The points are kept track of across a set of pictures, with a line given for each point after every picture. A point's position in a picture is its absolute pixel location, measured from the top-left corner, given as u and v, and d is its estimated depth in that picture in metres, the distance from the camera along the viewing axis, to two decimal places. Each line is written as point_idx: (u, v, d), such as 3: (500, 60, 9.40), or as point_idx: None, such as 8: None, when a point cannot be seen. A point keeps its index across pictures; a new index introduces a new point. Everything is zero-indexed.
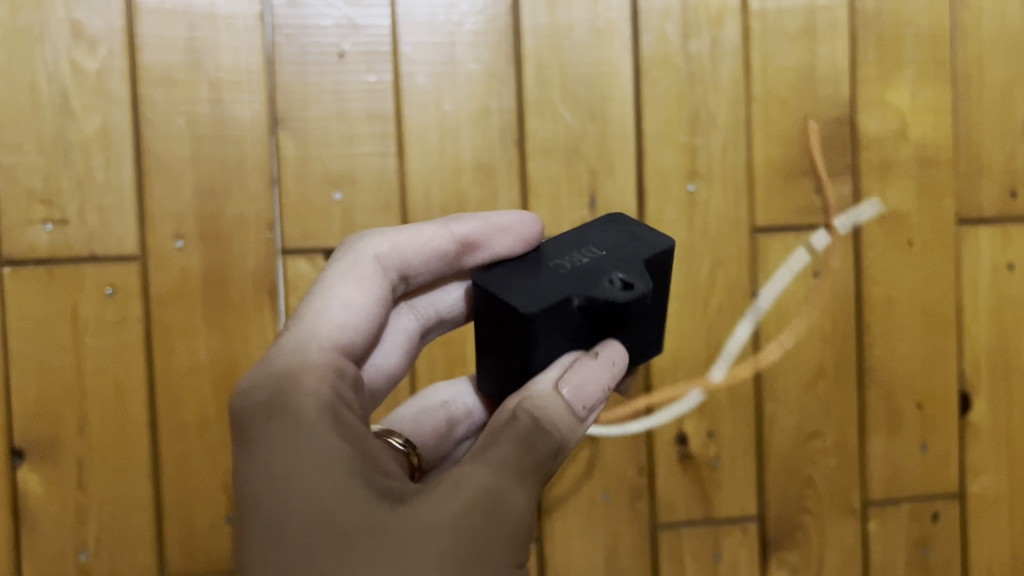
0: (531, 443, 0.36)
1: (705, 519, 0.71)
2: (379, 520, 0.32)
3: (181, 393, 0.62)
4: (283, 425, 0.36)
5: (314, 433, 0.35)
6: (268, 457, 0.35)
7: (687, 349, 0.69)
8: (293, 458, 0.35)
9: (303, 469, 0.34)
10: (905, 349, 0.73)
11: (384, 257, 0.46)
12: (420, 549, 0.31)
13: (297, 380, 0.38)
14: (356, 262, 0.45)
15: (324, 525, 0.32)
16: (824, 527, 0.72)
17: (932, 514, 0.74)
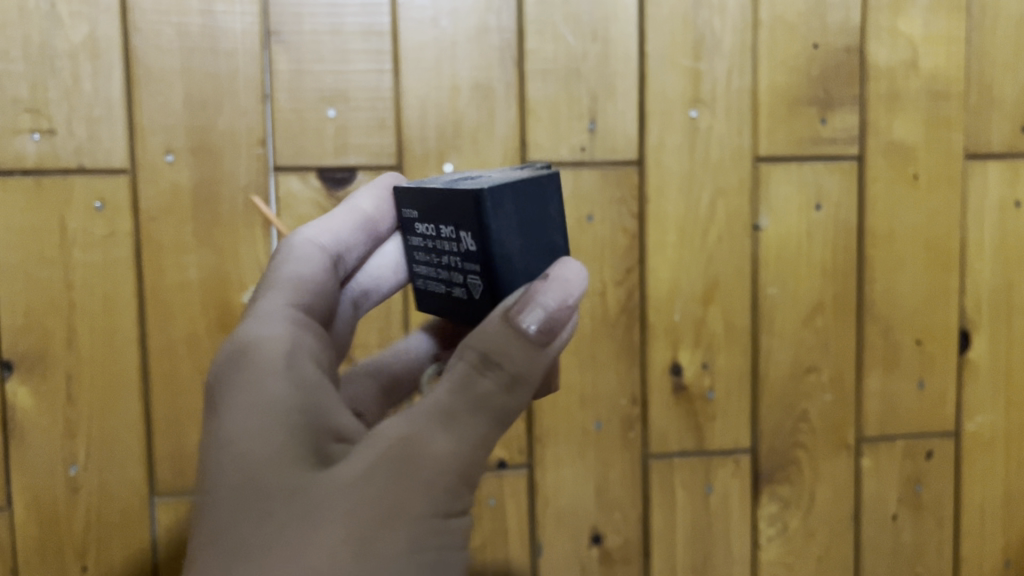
0: (490, 381, 0.36)
1: (697, 451, 0.70)
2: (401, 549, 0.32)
3: (171, 309, 0.62)
4: (421, 509, 0.33)
5: (431, 546, 0.33)
6: (386, 517, 0.32)
7: (685, 279, 0.68)
8: (401, 531, 0.32)
9: (396, 539, 0.32)
10: (905, 285, 0.72)
11: (496, 397, 0.36)
12: None
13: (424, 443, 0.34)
14: (417, 464, 0.34)
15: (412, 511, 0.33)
16: (817, 461, 0.72)
17: (926, 452, 0.74)
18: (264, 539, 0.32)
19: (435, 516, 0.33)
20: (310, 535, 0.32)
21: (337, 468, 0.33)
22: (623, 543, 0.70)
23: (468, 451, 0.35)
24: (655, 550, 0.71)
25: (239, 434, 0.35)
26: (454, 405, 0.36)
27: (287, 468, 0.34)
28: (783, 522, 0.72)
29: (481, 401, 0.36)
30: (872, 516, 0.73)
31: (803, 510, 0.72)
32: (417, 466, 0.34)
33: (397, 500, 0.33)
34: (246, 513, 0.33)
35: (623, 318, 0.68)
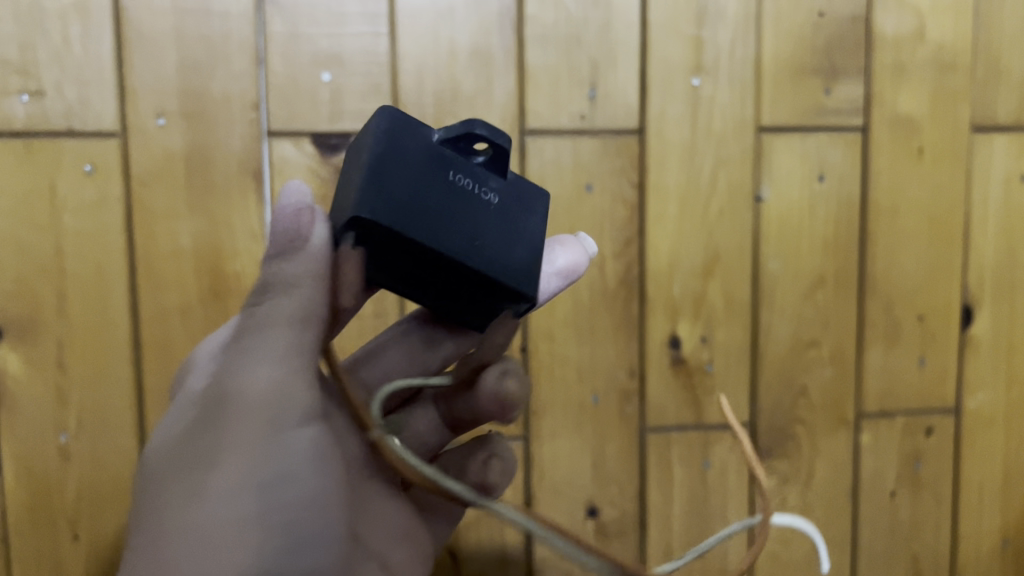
0: (266, 306, 0.42)
1: (694, 425, 0.70)
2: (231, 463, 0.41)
3: (164, 276, 0.61)
4: (240, 427, 0.41)
5: (261, 454, 0.41)
6: (212, 443, 0.41)
7: (685, 251, 0.67)
8: (227, 449, 0.41)
9: (229, 459, 0.41)
10: (908, 259, 0.71)
11: (293, 309, 0.42)
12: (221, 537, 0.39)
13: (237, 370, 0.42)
14: (233, 396, 0.42)
15: (232, 430, 0.41)
16: (816, 436, 0.71)
17: (926, 429, 0.73)
18: (143, 484, 0.43)
19: (261, 427, 0.42)
20: (163, 480, 0.41)
21: (184, 412, 0.44)
22: (619, 518, 0.70)
23: (280, 364, 0.42)
24: (651, 524, 0.70)
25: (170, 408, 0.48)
26: (261, 337, 0.42)
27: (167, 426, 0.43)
28: (781, 498, 0.71)
29: (273, 319, 0.42)
30: (869, 494, 0.73)
31: (801, 486, 0.72)
32: (237, 396, 0.42)
33: (221, 427, 0.42)
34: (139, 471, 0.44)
35: (621, 290, 0.67)
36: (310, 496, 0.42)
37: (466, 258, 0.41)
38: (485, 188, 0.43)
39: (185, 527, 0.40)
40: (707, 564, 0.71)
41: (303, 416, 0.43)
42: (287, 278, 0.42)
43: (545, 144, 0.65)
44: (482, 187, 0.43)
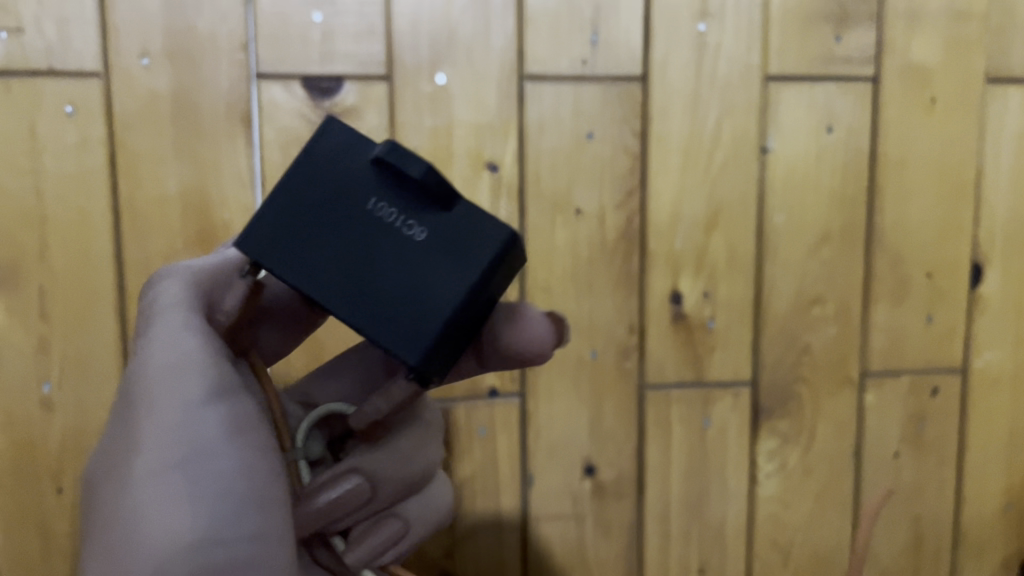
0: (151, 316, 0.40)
1: (695, 382, 0.68)
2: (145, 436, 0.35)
3: (149, 224, 0.59)
4: (134, 408, 0.36)
5: (169, 421, 0.35)
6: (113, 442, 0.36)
7: (687, 204, 0.65)
8: (128, 429, 0.35)
9: (146, 433, 0.35)
10: (917, 215, 0.69)
11: (176, 298, 0.41)
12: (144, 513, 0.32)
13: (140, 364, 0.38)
14: (125, 390, 0.37)
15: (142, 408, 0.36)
16: (819, 395, 0.70)
17: (932, 389, 0.72)
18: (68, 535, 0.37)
19: (173, 396, 0.36)
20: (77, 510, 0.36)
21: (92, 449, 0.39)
22: (616, 477, 0.68)
23: (169, 342, 0.38)
24: (649, 484, 0.68)
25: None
26: (141, 336, 0.39)
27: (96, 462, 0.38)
28: (782, 458, 0.70)
29: (162, 317, 0.40)
30: (873, 455, 0.71)
31: (803, 446, 0.70)
32: (129, 387, 0.37)
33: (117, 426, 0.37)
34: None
35: (622, 243, 0.65)
36: (239, 464, 0.35)
37: (311, 297, 0.36)
38: (412, 223, 0.37)
39: (104, 524, 0.33)
40: (706, 524, 0.70)
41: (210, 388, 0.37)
42: (171, 283, 0.42)
43: (545, 90, 0.62)
44: (406, 220, 0.37)
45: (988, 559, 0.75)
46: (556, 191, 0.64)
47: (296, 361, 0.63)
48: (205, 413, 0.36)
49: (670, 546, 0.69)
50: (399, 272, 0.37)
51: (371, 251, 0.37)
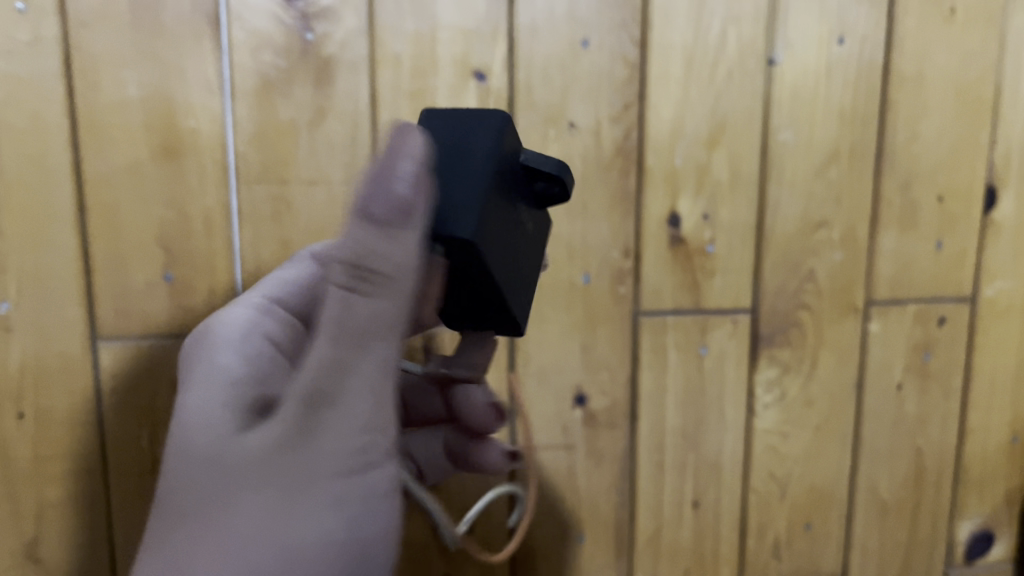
0: (351, 298, 0.35)
1: (692, 309, 0.65)
2: (309, 472, 0.36)
3: (110, 132, 0.55)
4: (327, 475, 0.36)
5: (331, 477, 0.36)
6: (300, 494, 0.36)
7: (689, 119, 0.61)
8: (304, 476, 0.36)
9: (319, 477, 0.36)
10: (931, 134, 0.65)
11: (380, 304, 0.36)
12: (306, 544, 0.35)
13: (309, 380, 0.35)
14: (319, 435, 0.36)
15: (314, 440, 0.36)
16: (821, 324, 0.66)
17: (939, 318, 0.68)
18: (189, 543, 0.36)
19: (345, 451, 0.36)
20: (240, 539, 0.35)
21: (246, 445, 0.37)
22: (608, 407, 0.65)
23: (370, 396, 0.36)
24: (643, 414, 0.66)
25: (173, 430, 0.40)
26: (336, 351, 0.36)
27: (201, 437, 0.38)
28: (781, 389, 0.67)
29: (361, 327, 0.36)
30: (876, 386, 0.69)
31: (804, 376, 0.67)
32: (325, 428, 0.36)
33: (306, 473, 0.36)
34: (177, 525, 0.37)
35: (618, 160, 0.61)
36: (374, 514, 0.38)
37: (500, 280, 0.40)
38: (519, 197, 0.43)
39: (252, 543, 0.35)
40: (701, 456, 0.67)
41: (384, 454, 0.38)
42: (395, 266, 0.35)
43: None
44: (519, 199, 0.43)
45: (989, 491, 0.73)
46: (549, 102, 0.59)
47: None
48: (376, 479, 0.37)
49: (664, 477, 0.67)
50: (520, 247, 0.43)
51: (513, 228, 0.42)
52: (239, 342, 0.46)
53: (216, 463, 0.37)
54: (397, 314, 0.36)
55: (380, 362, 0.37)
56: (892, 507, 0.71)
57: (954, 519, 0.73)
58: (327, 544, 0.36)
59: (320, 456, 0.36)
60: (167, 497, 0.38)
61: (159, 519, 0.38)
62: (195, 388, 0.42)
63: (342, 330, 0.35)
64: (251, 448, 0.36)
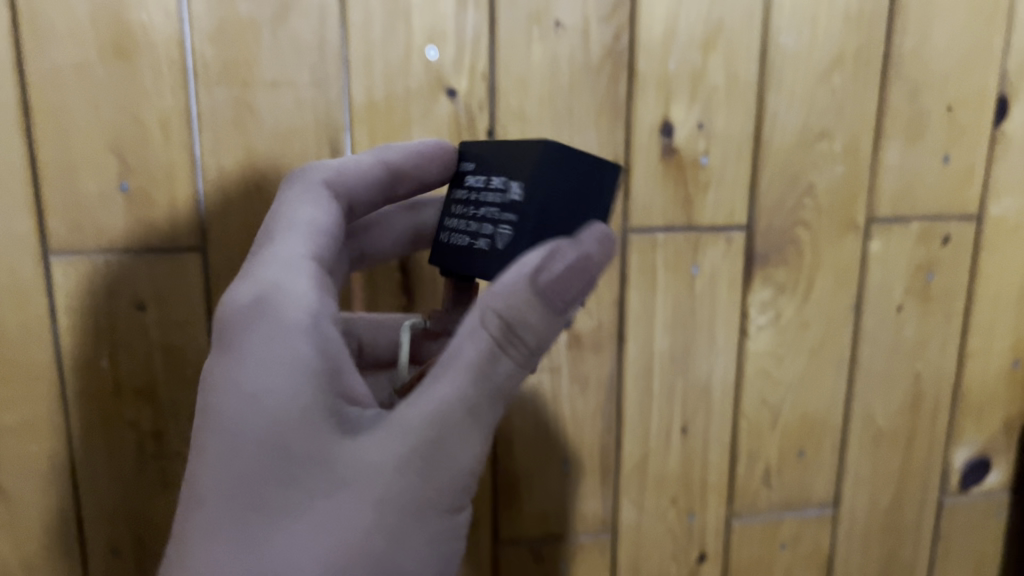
0: (496, 359, 0.38)
1: (684, 225, 0.61)
2: (424, 506, 0.36)
3: (53, 26, 0.51)
4: (435, 510, 0.37)
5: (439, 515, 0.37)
6: (405, 527, 0.36)
7: (684, 18, 0.57)
8: (415, 508, 0.36)
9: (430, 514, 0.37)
10: (942, 38, 0.61)
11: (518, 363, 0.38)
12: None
13: (443, 419, 0.37)
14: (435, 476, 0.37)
15: (434, 476, 0.36)
16: (819, 242, 0.63)
17: (943, 237, 0.65)
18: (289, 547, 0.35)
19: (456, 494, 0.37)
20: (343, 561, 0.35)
21: (355, 459, 0.36)
22: (595, 328, 0.62)
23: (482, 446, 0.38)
24: (631, 337, 0.63)
25: (250, 399, 0.37)
26: (473, 398, 0.37)
27: (303, 429, 0.37)
28: (776, 310, 0.64)
29: (495, 381, 0.38)
30: (874, 308, 0.65)
31: (799, 298, 0.64)
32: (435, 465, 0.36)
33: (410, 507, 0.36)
34: (258, 522, 0.36)
35: (607, 64, 0.57)
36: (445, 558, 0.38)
37: None
38: None
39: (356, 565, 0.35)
40: (691, 380, 0.64)
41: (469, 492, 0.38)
42: (541, 334, 0.38)
43: None
44: None
45: (988, 418, 0.70)
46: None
47: (233, 193, 0.56)
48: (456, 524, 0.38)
49: (651, 403, 0.64)
50: None
51: None
52: (307, 291, 0.41)
53: (322, 469, 0.36)
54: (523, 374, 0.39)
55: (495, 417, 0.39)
56: (888, 434, 0.69)
57: (951, 447, 0.70)
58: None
59: (434, 493, 0.37)
60: (246, 481, 0.36)
61: (228, 503, 0.36)
62: (263, 349, 0.38)
63: (484, 382, 0.38)
64: (370, 463, 0.36)
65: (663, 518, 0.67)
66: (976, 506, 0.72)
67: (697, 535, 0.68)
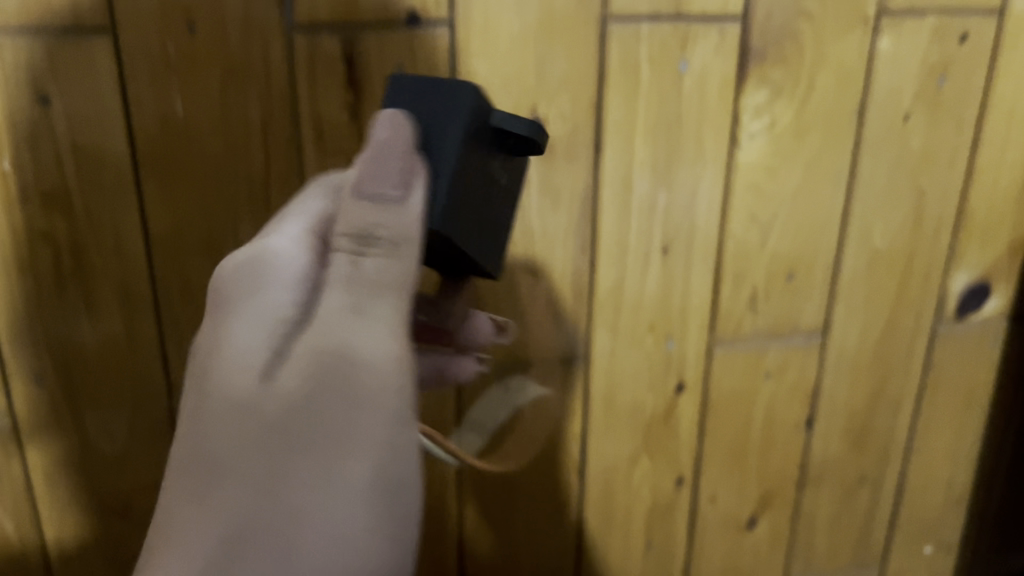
0: (364, 287, 0.35)
1: (672, 15, 0.53)
2: (331, 471, 0.35)
3: None
4: (358, 480, 0.35)
5: (363, 487, 0.35)
6: (319, 496, 0.35)
7: None
8: (328, 474, 0.35)
9: (353, 481, 0.35)
10: None
11: (400, 273, 0.36)
12: (325, 552, 0.35)
13: (354, 379, 0.35)
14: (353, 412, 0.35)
15: (350, 442, 0.35)
16: (823, 37, 0.56)
17: (961, 35, 0.58)
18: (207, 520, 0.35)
19: (381, 462, 0.35)
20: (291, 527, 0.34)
21: (275, 393, 0.35)
22: (569, 134, 0.55)
23: (402, 404, 0.35)
24: (608, 145, 0.56)
25: (230, 367, 0.35)
26: (365, 349, 0.35)
27: (234, 389, 0.35)
28: (770, 116, 0.57)
29: (364, 304, 0.35)
30: (879, 116, 0.59)
31: (797, 102, 0.57)
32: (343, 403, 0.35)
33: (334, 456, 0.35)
34: (199, 482, 0.35)
35: None
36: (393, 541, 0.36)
37: (481, 254, 0.41)
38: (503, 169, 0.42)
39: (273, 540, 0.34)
40: (675, 195, 0.58)
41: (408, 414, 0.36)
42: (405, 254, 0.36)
43: None
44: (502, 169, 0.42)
45: (991, 241, 0.65)
46: None
47: None
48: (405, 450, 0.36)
49: (630, 220, 0.58)
50: (502, 210, 0.43)
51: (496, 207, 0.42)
52: (298, 257, 0.37)
53: (257, 446, 0.35)
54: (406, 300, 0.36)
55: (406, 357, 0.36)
56: (884, 257, 0.64)
57: (950, 271, 0.65)
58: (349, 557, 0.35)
59: (353, 465, 0.35)
60: (202, 452, 0.35)
61: (187, 474, 0.36)
62: (240, 308, 0.37)
63: (374, 330, 0.35)
64: (290, 432, 0.34)
65: (640, 346, 0.62)
66: (972, 335, 0.68)
67: (676, 363, 0.64)
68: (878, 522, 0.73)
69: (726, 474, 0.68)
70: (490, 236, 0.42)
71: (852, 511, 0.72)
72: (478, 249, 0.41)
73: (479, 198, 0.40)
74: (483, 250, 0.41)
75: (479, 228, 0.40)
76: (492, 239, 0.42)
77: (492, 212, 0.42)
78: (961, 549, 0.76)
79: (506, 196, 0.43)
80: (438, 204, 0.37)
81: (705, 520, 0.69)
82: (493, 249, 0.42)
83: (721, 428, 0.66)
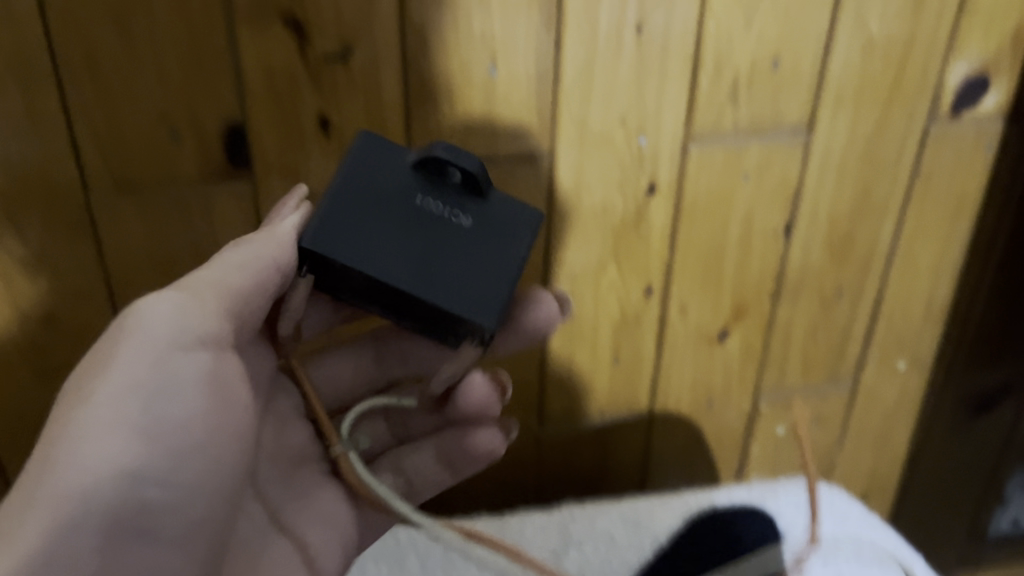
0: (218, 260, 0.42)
1: None
2: (108, 396, 0.37)
3: None
4: (117, 397, 0.37)
5: (102, 402, 0.37)
6: (81, 412, 0.37)
7: None
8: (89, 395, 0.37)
9: (108, 399, 0.37)
10: None
11: (232, 261, 0.41)
12: (76, 460, 0.35)
13: (162, 295, 0.40)
14: (125, 340, 0.38)
15: (119, 376, 0.37)
16: None
17: None
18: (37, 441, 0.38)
19: (142, 381, 0.37)
20: (54, 443, 0.36)
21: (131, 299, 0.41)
22: None
23: (160, 346, 0.38)
24: None
25: None
26: (183, 294, 0.40)
27: None
28: None
29: (199, 276, 0.41)
30: None
31: None
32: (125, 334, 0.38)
33: (100, 380, 0.37)
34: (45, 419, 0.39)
35: None
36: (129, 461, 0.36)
37: (410, 283, 0.41)
38: (458, 211, 0.44)
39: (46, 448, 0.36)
40: None
41: (198, 338, 0.39)
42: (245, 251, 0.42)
43: None
44: (456, 212, 0.44)
45: (998, 29, 0.59)
46: None
47: None
48: (181, 365, 0.38)
49: None
50: (472, 259, 0.43)
51: (443, 243, 0.43)
52: None
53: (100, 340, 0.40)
54: (235, 278, 0.41)
55: (211, 299, 0.40)
56: (880, 45, 0.58)
57: (949, 62, 0.59)
58: (85, 465, 0.35)
59: (122, 383, 0.37)
60: None
61: None
62: None
63: (200, 283, 0.41)
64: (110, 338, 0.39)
65: (610, 143, 0.57)
66: (967, 136, 0.63)
67: (648, 162, 0.58)
68: (854, 338, 0.70)
69: (699, 285, 0.64)
70: (445, 281, 0.42)
71: (828, 326, 0.69)
72: (403, 279, 0.41)
73: (439, 241, 0.43)
74: (420, 284, 0.41)
75: (394, 257, 0.42)
76: (441, 275, 0.42)
77: (440, 255, 0.42)
78: (936, 367, 0.74)
79: (498, 236, 0.44)
80: (357, 238, 0.42)
81: (674, 334, 0.66)
82: (452, 292, 0.42)
83: (695, 236, 0.62)
